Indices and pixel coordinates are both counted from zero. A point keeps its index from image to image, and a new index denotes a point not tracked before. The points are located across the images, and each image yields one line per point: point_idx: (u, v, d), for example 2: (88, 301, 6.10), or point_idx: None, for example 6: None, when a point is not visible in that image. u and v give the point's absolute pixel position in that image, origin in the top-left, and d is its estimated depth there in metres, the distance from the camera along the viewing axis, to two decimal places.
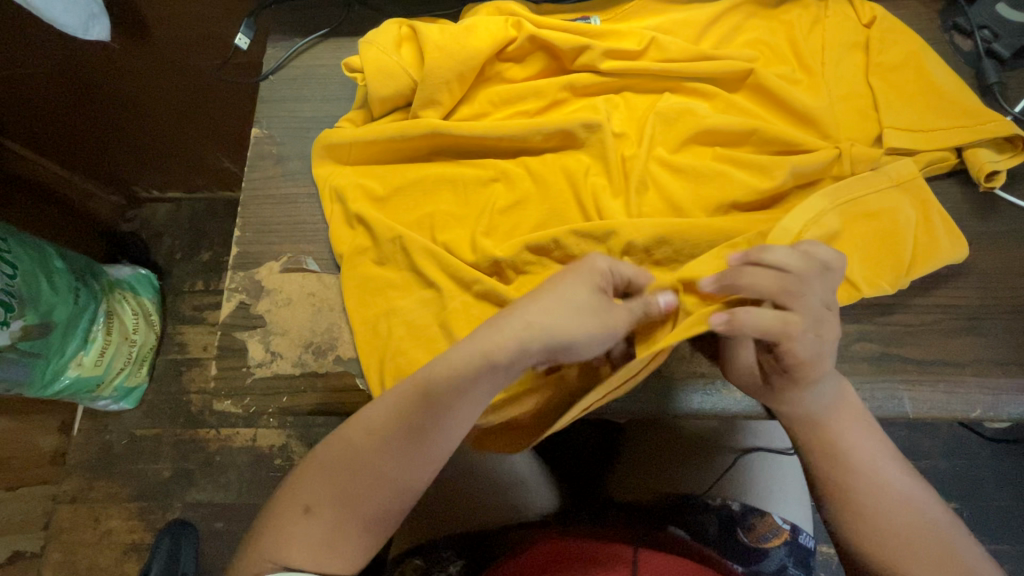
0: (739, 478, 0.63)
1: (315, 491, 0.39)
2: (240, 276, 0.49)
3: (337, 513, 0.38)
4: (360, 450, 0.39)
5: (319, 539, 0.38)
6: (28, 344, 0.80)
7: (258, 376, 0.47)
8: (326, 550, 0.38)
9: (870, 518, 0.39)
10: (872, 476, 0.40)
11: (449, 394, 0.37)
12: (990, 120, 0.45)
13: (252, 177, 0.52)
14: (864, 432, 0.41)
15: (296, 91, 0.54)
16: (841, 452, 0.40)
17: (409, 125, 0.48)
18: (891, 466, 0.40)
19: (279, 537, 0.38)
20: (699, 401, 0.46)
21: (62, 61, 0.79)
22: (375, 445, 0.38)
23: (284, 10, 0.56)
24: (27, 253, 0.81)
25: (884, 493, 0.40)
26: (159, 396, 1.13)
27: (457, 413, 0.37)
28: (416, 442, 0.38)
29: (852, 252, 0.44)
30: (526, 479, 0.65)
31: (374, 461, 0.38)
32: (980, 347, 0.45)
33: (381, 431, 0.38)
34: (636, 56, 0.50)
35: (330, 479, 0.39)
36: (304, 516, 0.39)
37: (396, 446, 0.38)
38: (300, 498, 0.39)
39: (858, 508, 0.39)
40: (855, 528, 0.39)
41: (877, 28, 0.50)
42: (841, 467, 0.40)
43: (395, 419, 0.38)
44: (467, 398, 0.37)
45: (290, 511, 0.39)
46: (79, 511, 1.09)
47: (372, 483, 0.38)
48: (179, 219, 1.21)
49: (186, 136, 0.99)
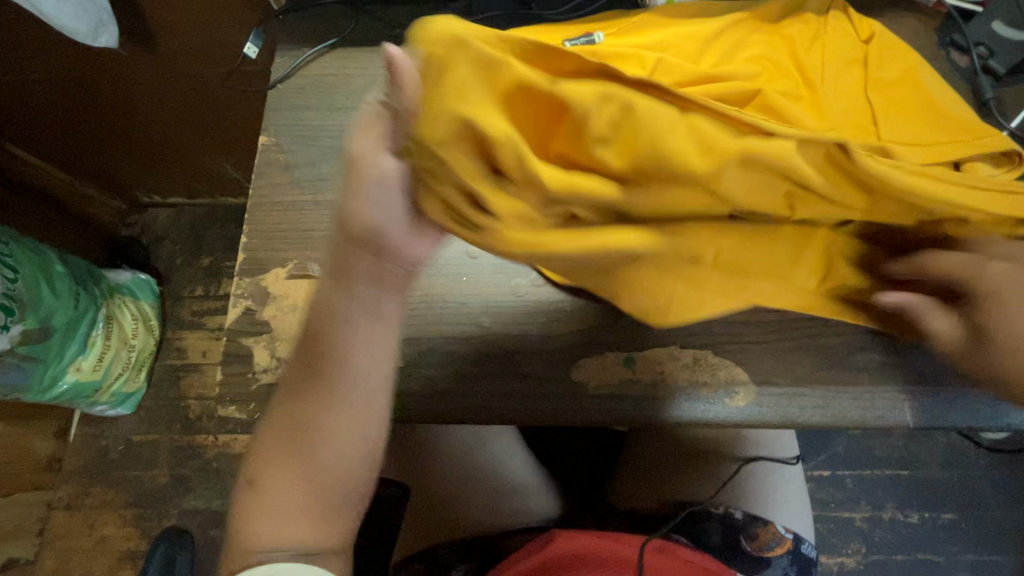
0: (745, 486, 0.63)
1: (258, 470, 0.42)
2: (246, 282, 0.49)
3: (279, 480, 0.41)
4: (284, 404, 0.41)
5: (264, 509, 0.41)
6: (28, 348, 0.80)
7: (264, 381, 0.46)
8: (281, 518, 0.41)
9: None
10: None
11: (326, 331, 0.37)
12: (987, 135, 0.46)
13: (260, 185, 0.52)
14: None
15: (304, 100, 0.55)
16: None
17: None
18: None
19: (246, 519, 0.42)
20: (702, 410, 0.45)
21: (64, 65, 0.80)
22: (293, 396, 0.40)
23: (292, 21, 0.57)
24: (28, 256, 0.81)
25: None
26: (156, 401, 1.12)
27: (348, 349, 0.38)
28: (324, 393, 0.39)
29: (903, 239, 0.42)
30: (525, 485, 0.65)
31: (296, 413, 0.40)
32: None
33: (296, 384, 0.40)
34: (643, 81, 0.49)
35: (272, 454, 0.41)
36: (250, 488, 0.42)
37: (306, 396, 0.40)
38: (246, 473, 0.43)
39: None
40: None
41: (875, 44, 0.51)
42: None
43: (300, 372, 0.40)
44: (348, 339, 0.37)
45: (241, 486, 0.43)
46: (74, 518, 1.08)
47: (300, 444, 0.40)
48: (180, 224, 1.21)
49: (188, 142, 0.99)
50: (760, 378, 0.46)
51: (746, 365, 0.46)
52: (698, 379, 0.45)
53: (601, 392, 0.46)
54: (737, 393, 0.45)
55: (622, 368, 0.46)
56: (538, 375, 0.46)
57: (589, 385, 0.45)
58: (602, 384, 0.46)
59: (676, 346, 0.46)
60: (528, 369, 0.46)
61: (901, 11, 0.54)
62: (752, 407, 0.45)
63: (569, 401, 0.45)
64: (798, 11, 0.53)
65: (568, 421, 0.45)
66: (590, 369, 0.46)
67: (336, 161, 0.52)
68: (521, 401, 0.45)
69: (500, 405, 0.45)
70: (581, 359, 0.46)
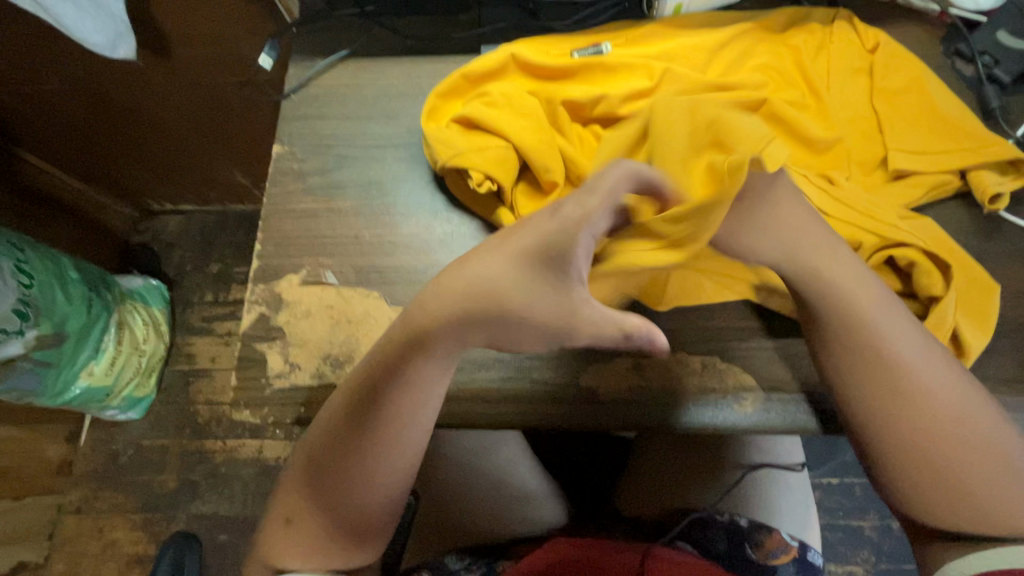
0: (748, 493, 0.64)
1: (293, 505, 0.43)
2: (260, 288, 0.50)
3: (313, 519, 0.42)
4: (325, 454, 0.41)
5: (302, 544, 0.42)
6: (42, 354, 0.82)
7: (277, 387, 0.47)
8: (316, 549, 0.42)
9: (912, 471, 0.39)
10: (976, 408, 0.39)
11: (387, 405, 0.39)
12: (993, 144, 0.47)
13: (273, 193, 0.53)
14: (945, 373, 0.39)
15: (317, 110, 0.56)
16: (920, 400, 0.38)
17: (441, 152, 0.48)
18: (950, 418, 0.38)
19: (274, 550, 0.43)
20: (709, 415, 0.45)
21: (80, 76, 0.81)
22: (331, 448, 0.41)
23: (305, 33, 0.58)
24: (43, 264, 0.82)
25: (1006, 446, 0.39)
26: (166, 406, 1.13)
27: (401, 423, 0.39)
28: (364, 458, 0.40)
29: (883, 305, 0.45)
30: (532, 493, 0.66)
31: (331, 467, 0.41)
32: (988, 364, 0.45)
33: (333, 438, 0.41)
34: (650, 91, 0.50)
35: (306, 488, 0.42)
36: (287, 526, 0.43)
37: (347, 454, 0.40)
38: (283, 509, 0.43)
39: (918, 446, 0.38)
40: (907, 478, 0.39)
41: (880, 54, 0.51)
42: (884, 390, 0.39)
43: (343, 412, 0.40)
44: (410, 415, 0.39)
45: (275, 525, 0.43)
46: (83, 522, 1.09)
47: (333, 490, 0.41)
48: (190, 231, 1.23)
49: (199, 151, 1.01)
50: (768, 384, 0.46)
51: (753, 371, 0.46)
52: (707, 385, 0.46)
53: (607, 397, 0.46)
54: (745, 400, 0.45)
55: (631, 374, 0.46)
56: (550, 382, 0.46)
57: (597, 389, 0.46)
58: (609, 389, 0.46)
59: (684, 353, 0.47)
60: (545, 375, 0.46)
61: (906, 21, 0.55)
62: (761, 414, 0.45)
63: (578, 406, 0.46)
64: (801, 22, 0.53)
65: (576, 426, 0.46)
66: (599, 376, 0.46)
67: (349, 169, 0.53)
68: (530, 407, 0.46)
69: (519, 410, 0.46)
70: (591, 365, 0.47)
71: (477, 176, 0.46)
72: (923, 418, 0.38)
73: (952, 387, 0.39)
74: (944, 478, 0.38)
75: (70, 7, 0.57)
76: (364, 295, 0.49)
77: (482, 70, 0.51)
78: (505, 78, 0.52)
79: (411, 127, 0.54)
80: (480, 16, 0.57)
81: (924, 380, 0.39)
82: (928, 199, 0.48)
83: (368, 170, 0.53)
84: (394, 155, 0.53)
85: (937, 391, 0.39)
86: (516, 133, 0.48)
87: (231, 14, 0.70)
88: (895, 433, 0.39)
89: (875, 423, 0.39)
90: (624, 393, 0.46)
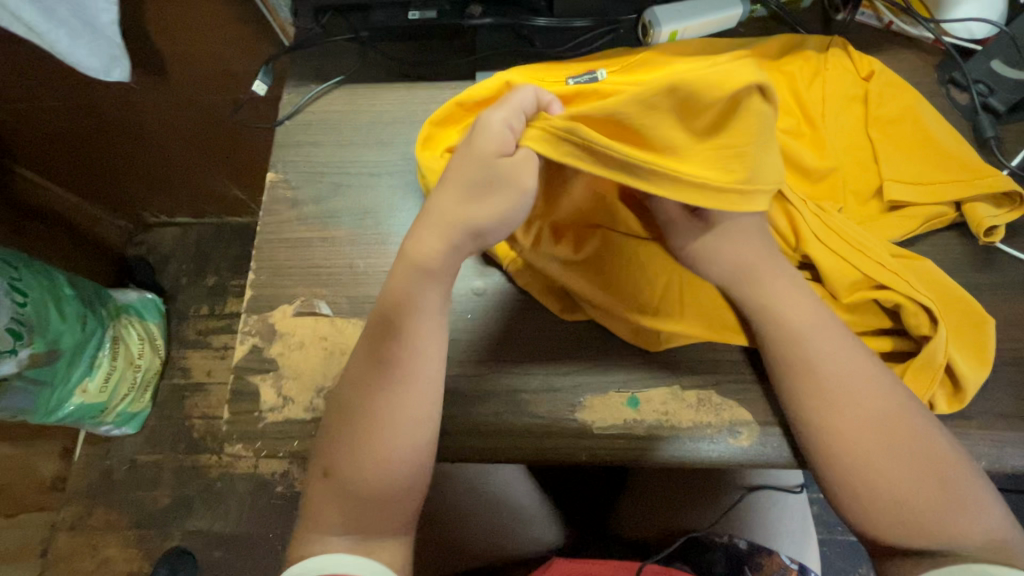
0: (747, 515, 0.63)
1: (336, 458, 0.41)
2: (253, 319, 0.50)
3: (348, 476, 0.40)
4: (352, 399, 0.41)
5: (345, 495, 0.40)
6: (35, 372, 0.81)
7: (270, 420, 0.47)
8: (353, 510, 0.40)
9: (855, 484, 0.38)
10: (909, 413, 0.39)
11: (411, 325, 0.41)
12: (989, 176, 0.47)
13: (267, 222, 0.52)
14: (876, 383, 0.39)
15: (312, 137, 0.55)
16: (851, 410, 0.39)
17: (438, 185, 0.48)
18: (884, 428, 0.38)
19: (314, 508, 0.41)
20: (705, 448, 0.45)
21: (76, 95, 0.81)
22: (358, 391, 0.41)
23: (300, 57, 0.58)
24: (36, 280, 0.82)
25: (946, 457, 0.38)
26: (161, 421, 1.13)
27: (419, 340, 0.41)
28: (397, 385, 0.40)
29: (872, 341, 0.45)
30: (530, 514, 0.65)
31: (359, 409, 0.41)
32: (984, 398, 0.44)
33: (361, 381, 0.41)
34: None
35: (337, 437, 0.41)
36: (327, 479, 0.41)
37: (373, 390, 0.41)
38: (321, 463, 0.41)
39: (847, 448, 0.38)
40: (838, 483, 0.39)
41: (875, 82, 0.51)
42: (811, 390, 0.40)
43: (365, 360, 0.42)
44: (430, 324, 0.42)
45: (315, 476, 0.41)
46: (77, 539, 1.08)
47: (358, 433, 0.40)
48: (186, 243, 1.22)
49: (195, 165, 1.00)
50: (764, 418, 0.45)
51: (750, 405, 0.46)
52: (702, 418, 0.45)
53: (603, 431, 0.46)
54: (741, 434, 0.45)
55: (627, 408, 0.46)
56: (547, 416, 0.46)
57: (592, 424, 0.46)
58: (604, 423, 0.46)
59: (680, 386, 0.46)
60: (541, 409, 0.46)
61: (901, 48, 0.55)
62: (757, 448, 0.45)
63: (574, 440, 0.45)
64: (797, 48, 0.52)
65: (573, 460, 0.45)
66: (594, 409, 0.46)
67: (343, 198, 0.53)
68: (526, 441, 0.45)
69: (515, 445, 0.45)
70: (587, 398, 0.46)
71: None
72: (852, 420, 0.39)
73: (884, 398, 0.39)
74: (883, 492, 0.38)
75: (63, 34, 0.55)
76: (358, 326, 0.48)
77: (475, 99, 0.51)
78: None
79: (406, 155, 0.54)
80: (475, 42, 0.57)
81: (855, 380, 0.39)
82: (920, 231, 0.48)
83: (362, 198, 0.53)
84: (389, 183, 0.53)
85: (865, 393, 0.39)
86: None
87: (226, 33, 0.70)
88: (826, 434, 0.39)
89: (807, 421, 0.40)
90: (620, 426, 0.45)
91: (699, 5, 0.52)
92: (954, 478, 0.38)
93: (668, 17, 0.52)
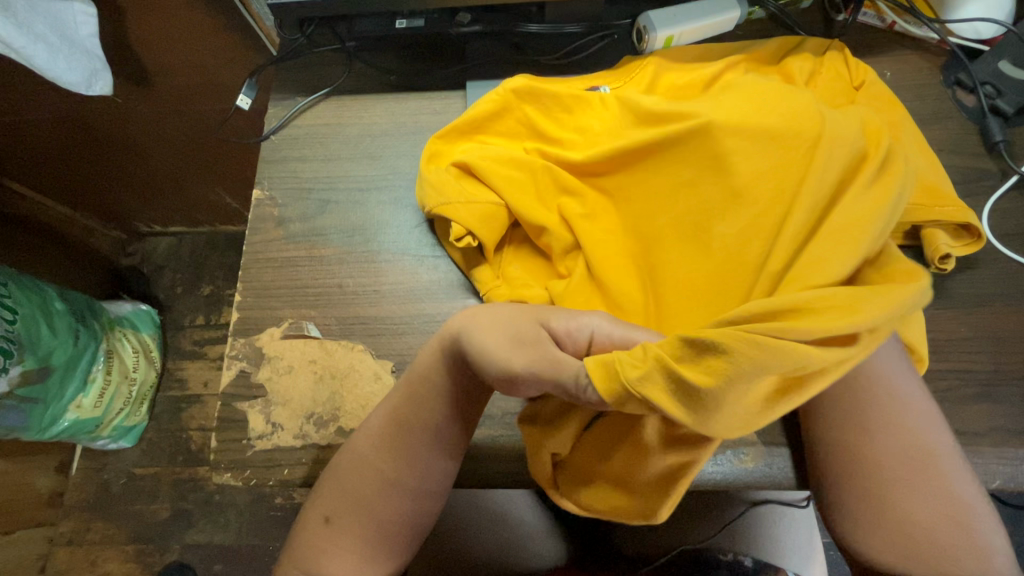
0: (747, 531, 0.63)
1: (331, 500, 0.39)
2: (240, 342, 0.48)
3: (350, 514, 0.39)
4: (357, 452, 0.39)
5: (337, 542, 0.39)
6: (26, 390, 0.78)
7: (259, 448, 0.45)
8: (337, 533, 0.39)
9: (869, 514, 0.35)
10: (936, 462, 0.36)
11: (421, 387, 0.38)
12: (947, 203, 0.44)
13: (253, 241, 0.51)
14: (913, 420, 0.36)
15: (298, 151, 0.54)
16: (874, 438, 0.36)
17: (430, 199, 0.46)
18: (906, 457, 0.35)
19: (306, 550, 0.39)
20: (709, 470, 0.43)
21: (60, 108, 0.79)
22: (364, 442, 0.39)
23: (287, 69, 0.56)
24: (27, 296, 0.79)
25: (968, 504, 0.35)
26: (158, 434, 1.11)
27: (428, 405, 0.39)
28: (398, 439, 0.39)
29: None
30: (529, 532, 0.61)
31: (362, 456, 0.39)
32: (994, 414, 0.43)
33: (372, 429, 0.40)
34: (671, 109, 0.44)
35: (334, 484, 0.40)
36: (326, 526, 0.39)
37: (380, 446, 0.39)
38: (321, 508, 0.40)
39: (863, 474, 0.36)
40: (844, 502, 0.36)
41: (864, 93, 0.47)
42: (839, 399, 0.37)
43: (380, 416, 0.40)
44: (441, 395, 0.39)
45: (313, 520, 0.40)
46: (76, 554, 1.06)
47: (360, 477, 0.39)
48: (181, 253, 1.21)
49: (186, 174, 0.98)
50: (769, 438, 0.44)
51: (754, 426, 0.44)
52: None
53: None
54: (744, 455, 0.44)
55: None
56: None
57: None
58: None
59: None
60: None
61: (904, 49, 0.53)
62: (762, 470, 0.43)
63: None
64: (794, 51, 0.50)
65: None
66: None
67: (332, 214, 0.51)
68: (522, 466, 0.44)
69: (512, 466, 0.44)
70: None
71: (457, 231, 0.45)
72: (884, 439, 0.36)
73: (919, 435, 0.36)
74: (890, 525, 0.35)
75: (41, 48, 0.48)
76: (348, 348, 0.47)
77: (473, 114, 0.49)
78: (506, 119, 0.50)
79: (396, 169, 0.52)
80: (466, 51, 0.55)
81: (886, 404, 0.37)
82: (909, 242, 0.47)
83: (352, 215, 0.51)
84: (379, 198, 0.52)
85: (898, 429, 0.36)
86: (508, 189, 0.45)
87: (211, 43, 0.68)
88: (852, 467, 0.36)
89: (829, 434, 0.37)
90: None
91: (693, 9, 0.50)
92: (970, 508, 0.35)
93: (663, 22, 0.50)
